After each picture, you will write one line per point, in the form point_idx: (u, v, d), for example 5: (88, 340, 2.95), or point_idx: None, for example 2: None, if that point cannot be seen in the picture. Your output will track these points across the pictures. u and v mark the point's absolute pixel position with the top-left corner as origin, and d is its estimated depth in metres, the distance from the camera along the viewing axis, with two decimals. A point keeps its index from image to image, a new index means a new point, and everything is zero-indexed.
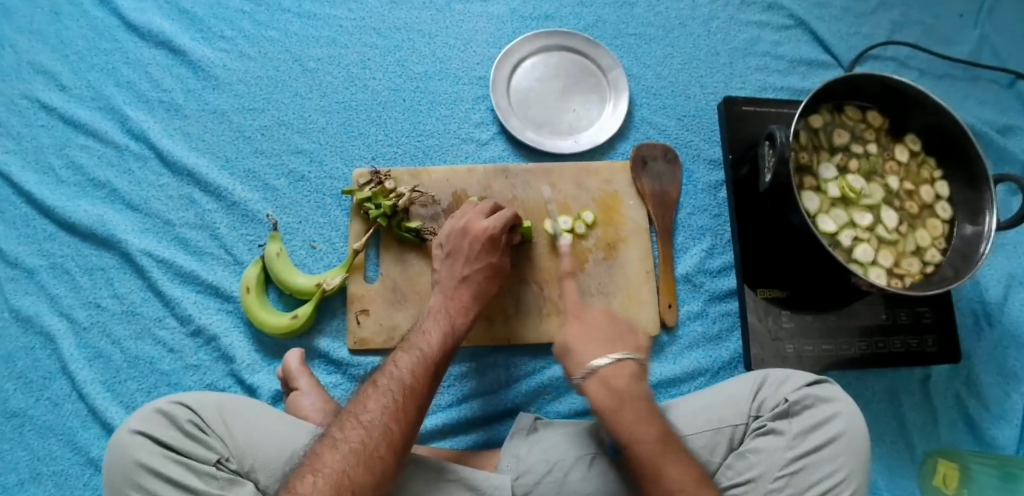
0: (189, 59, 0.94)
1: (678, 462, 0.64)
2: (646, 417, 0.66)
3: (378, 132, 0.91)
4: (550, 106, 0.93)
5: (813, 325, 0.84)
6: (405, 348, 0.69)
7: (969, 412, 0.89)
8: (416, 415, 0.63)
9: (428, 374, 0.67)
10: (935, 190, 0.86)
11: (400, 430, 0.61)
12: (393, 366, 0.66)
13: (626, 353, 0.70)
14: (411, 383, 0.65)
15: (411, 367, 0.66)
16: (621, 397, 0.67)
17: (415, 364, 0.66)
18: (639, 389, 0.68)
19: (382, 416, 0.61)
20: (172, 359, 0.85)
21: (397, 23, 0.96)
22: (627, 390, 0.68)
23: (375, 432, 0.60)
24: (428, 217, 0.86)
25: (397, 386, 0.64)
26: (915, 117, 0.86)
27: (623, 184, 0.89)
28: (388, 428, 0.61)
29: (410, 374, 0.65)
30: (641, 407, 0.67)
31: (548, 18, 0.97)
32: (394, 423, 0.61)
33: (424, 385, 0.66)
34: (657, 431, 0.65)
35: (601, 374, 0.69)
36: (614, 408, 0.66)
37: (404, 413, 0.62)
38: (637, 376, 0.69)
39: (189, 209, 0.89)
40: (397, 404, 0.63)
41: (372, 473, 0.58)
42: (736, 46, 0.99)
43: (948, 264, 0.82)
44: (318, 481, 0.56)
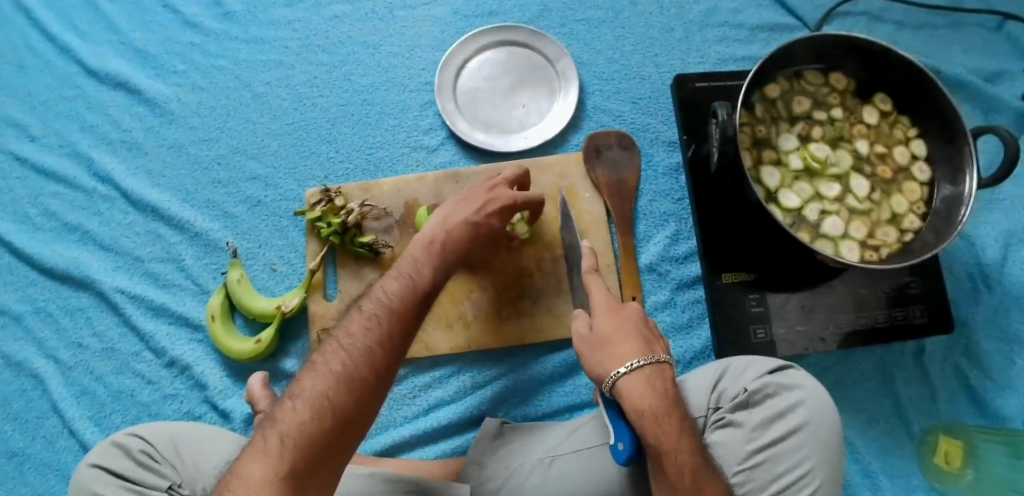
0: (146, 97, 0.95)
1: (711, 474, 0.62)
2: (686, 425, 0.64)
3: (329, 149, 0.91)
4: (499, 104, 0.90)
5: (787, 306, 0.80)
6: (393, 274, 0.65)
7: (969, 383, 0.85)
8: (403, 338, 0.60)
9: (417, 295, 0.63)
10: (911, 151, 0.80)
11: (384, 353, 0.58)
12: (378, 290, 0.63)
13: (661, 356, 0.68)
14: (396, 306, 0.61)
15: (398, 291, 0.62)
16: (671, 401, 0.64)
17: (402, 289, 0.63)
18: (676, 394, 0.66)
19: (367, 339, 0.58)
20: (151, 391, 0.87)
21: (341, 38, 0.95)
22: (668, 394, 0.65)
23: (357, 355, 0.57)
24: (382, 230, 0.86)
25: (379, 310, 0.60)
26: (882, 74, 0.80)
27: (578, 177, 0.86)
28: (370, 350, 0.58)
29: (395, 296, 0.62)
30: (681, 412, 0.64)
31: (492, 13, 0.94)
32: (377, 345, 0.58)
33: (412, 309, 0.62)
34: (694, 441, 0.63)
35: (643, 376, 0.65)
36: (666, 412, 0.63)
37: (388, 336, 0.59)
38: (671, 380, 0.67)
39: (156, 244, 0.91)
40: (381, 325, 0.59)
41: (354, 394, 0.56)
42: (692, 19, 0.94)
43: (929, 228, 0.77)
44: (300, 405, 0.55)
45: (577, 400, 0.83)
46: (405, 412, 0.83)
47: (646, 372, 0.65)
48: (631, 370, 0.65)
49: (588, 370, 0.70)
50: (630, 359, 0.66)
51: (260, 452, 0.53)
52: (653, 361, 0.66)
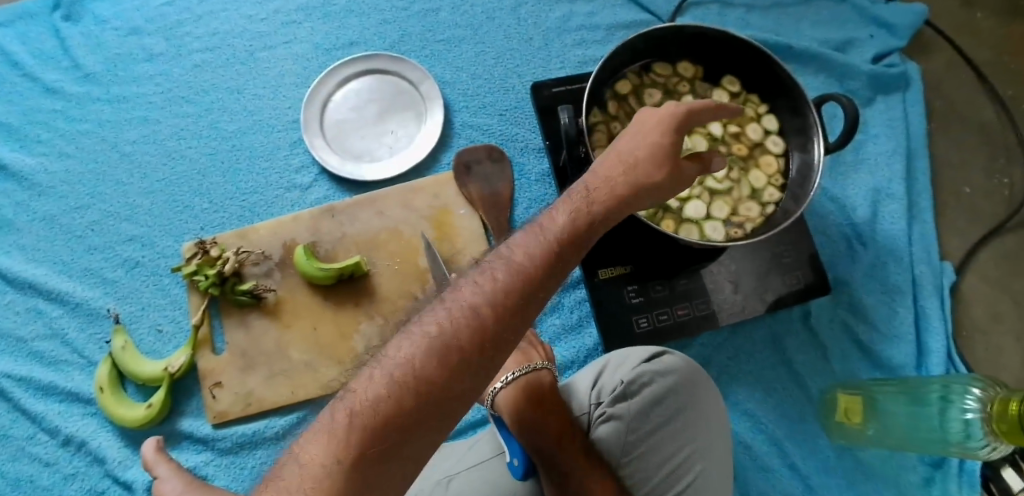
0: (11, 171, 0.93)
1: (598, 465, 0.63)
2: (569, 420, 0.66)
3: (201, 201, 0.89)
4: (368, 134, 0.91)
5: (668, 295, 0.82)
6: (482, 265, 0.47)
7: (860, 338, 0.88)
8: (484, 346, 0.43)
9: (513, 292, 0.45)
10: (763, 126, 0.83)
11: (449, 372, 0.41)
12: (460, 289, 0.45)
13: (539, 362, 0.72)
14: (486, 307, 0.44)
15: (490, 292, 0.44)
16: (549, 402, 0.67)
17: (500, 283, 0.45)
18: (558, 395, 0.69)
19: (427, 352, 0.42)
20: (51, 472, 0.86)
21: (205, 86, 0.95)
22: (549, 395, 0.68)
23: (433, 368, 0.41)
24: (263, 274, 0.85)
25: (460, 311, 0.43)
26: (726, 58, 0.83)
27: (451, 195, 0.86)
28: (428, 366, 0.41)
29: (493, 291, 0.45)
30: (563, 410, 0.67)
31: (352, 44, 0.95)
32: (446, 363, 0.41)
33: (507, 316, 0.44)
34: (578, 435, 0.65)
35: (519, 383, 0.69)
36: (542, 412, 0.66)
37: (466, 345, 0.42)
38: (551, 383, 0.70)
39: (37, 321, 0.89)
40: (470, 318, 0.43)
41: (394, 430, 0.39)
42: (549, 26, 0.96)
43: (786, 199, 0.79)
44: (312, 456, 0.38)
45: (478, 415, 0.84)
46: None
47: (519, 382, 0.69)
48: (506, 382, 0.69)
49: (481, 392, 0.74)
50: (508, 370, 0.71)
51: (319, 430, 0.39)
52: (529, 369, 0.70)
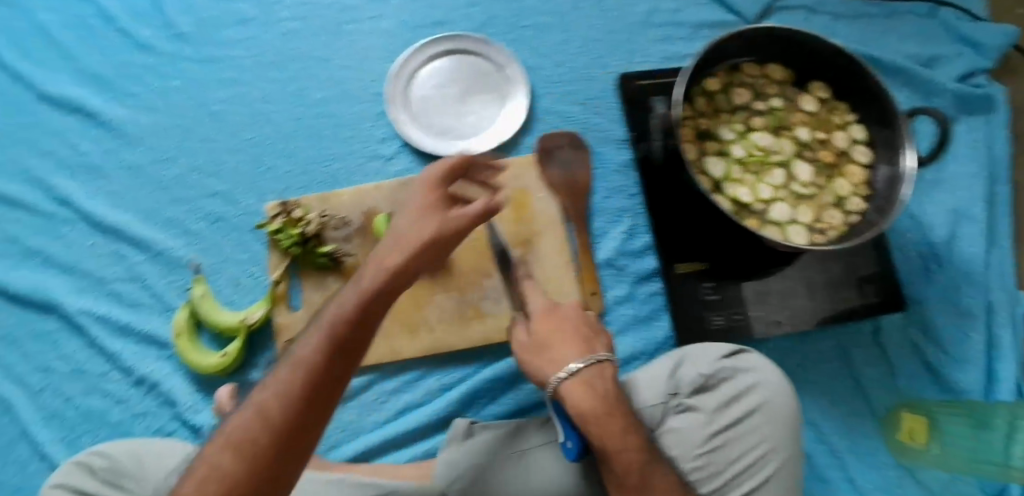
0: (102, 120, 0.94)
1: (660, 464, 0.64)
2: (630, 421, 0.65)
3: (286, 163, 0.91)
4: (452, 111, 0.91)
5: (742, 294, 0.83)
6: (305, 332, 0.54)
7: (928, 359, 0.87)
8: (298, 419, 0.50)
9: (319, 357, 0.51)
10: (850, 135, 0.82)
11: (268, 442, 0.49)
12: (276, 370, 0.52)
13: (602, 353, 0.67)
14: (274, 392, 0.51)
15: (279, 388, 0.50)
16: (613, 402, 0.65)
17: (300, 359, 0.51)
18: (619, 391, 0.66)
19: (245, 430, 0.50)
20: (121, 410, 0.89)
21: (293, 53, 0.94)
22: (612, 394, 0.65)
23: (234, 449, 0.49)
24: (343, 239, 0.87)
25: (262, 393, 0.51)
26: (816, 63, 0.82)
27: (531, 178, 0.87)
28: (257, 440, 0.49)
29: (291, 371, 0.51)
30: (625, 410, 0.65)
31: (439, 24, 0.94)
32: (262, 435, 0.49)
33: (338, 358, 0.52)
34: (640, 434, 0.65)
35: (583, 379, 0.65)
36: (606, 413, 0.64)
37: (274, 424, 0.49)
38: (613, 377, 0.67)
39: (118, 264, 0.92)
40: (289, 383, 0.51)
41: (263, 479, 0.49)
42: (633, 20, 0.94)
43: (871, 210, 0.79)
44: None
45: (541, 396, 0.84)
46: (374, 417, 0.85)
47: (585, 375, 0.65)
48: (571, 375, 0.65)
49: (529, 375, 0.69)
50: (572, 361, 0.66)
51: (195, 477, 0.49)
52: (593, 362, 0.66)
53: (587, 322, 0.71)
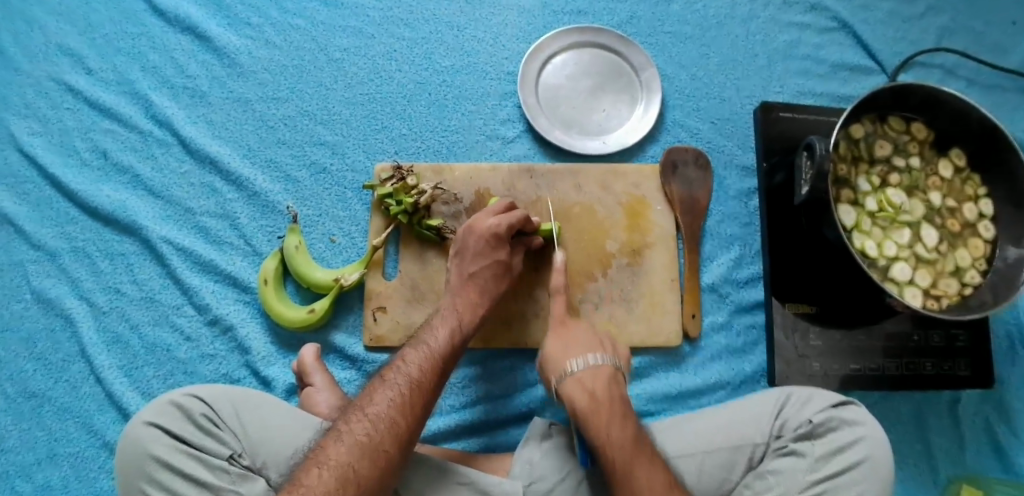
0: (215, 45, 0.91)
1: (650, 464, 0.64)
2: (618, 421, 0.66)
3: (402, 126, 0.90)
4: (579, 106, 0.91)
5: (841, 344, 0.82)
6: (412, 345, 0.70)
7: (997, 439, 0.85)
8: (423, 409, 0.66)
9: (417, 407, 0.65)
10: (980, 209, 0.81)
11: (407, 425, 0.63)
12: (401, 361, 0.68)
13: (597, 357, 0.70)
14: (419, 380, 0.67)
15: (376, 427, 0.62)
16: (601, 398, 0.67)
17: (422, 361, 0.68)
18: (614, 392, 0.68)
19: (387, 411, 0.63)
20: (189, 348, 0.82)
21: (426, 14, 0.94)
22: (603, 392, 0.68)
23: (380, 426, 0.62)
24: (449, 215, 0.84)
25: (381, 423, 0.63)
26: (963, 131, 0.82)
27: (651, 188, 0.87)
28: (393, 422, 0.63)
29: (417, 369, 0.67)
30: (616, 409, 0.67)
31: (581, 13, 0.95)
32: (401, 417, 0.63)
33: (408, 412, 0.64)
34: (629, 431, 0.66)
35: (577, 375, 0.69)
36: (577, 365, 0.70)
37: (409, 408, 0.64)
38: (611, 380, 0.69)
39: (209, 198, 0.87)
40: (396, 423, 0.63)
41: (393, 456, 0.62)
42: (776, 47, 0.96)
43: (988, 287, 0.78)
44: (325, 472, 0.58)
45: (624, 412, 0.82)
46: (451, 400, 0.82)
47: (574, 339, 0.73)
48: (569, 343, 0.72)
49: (540, 367, 0.74)
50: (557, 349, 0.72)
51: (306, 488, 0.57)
52: (591, 363, 0.70)
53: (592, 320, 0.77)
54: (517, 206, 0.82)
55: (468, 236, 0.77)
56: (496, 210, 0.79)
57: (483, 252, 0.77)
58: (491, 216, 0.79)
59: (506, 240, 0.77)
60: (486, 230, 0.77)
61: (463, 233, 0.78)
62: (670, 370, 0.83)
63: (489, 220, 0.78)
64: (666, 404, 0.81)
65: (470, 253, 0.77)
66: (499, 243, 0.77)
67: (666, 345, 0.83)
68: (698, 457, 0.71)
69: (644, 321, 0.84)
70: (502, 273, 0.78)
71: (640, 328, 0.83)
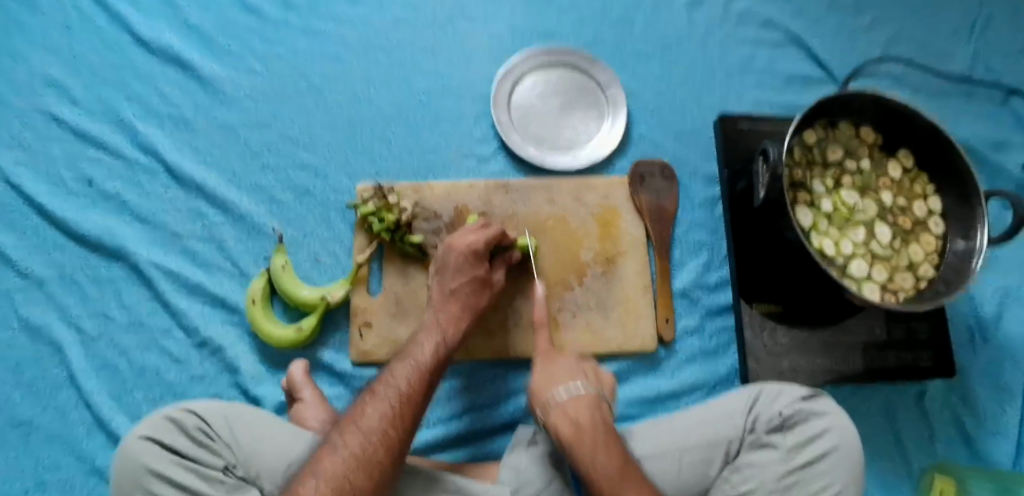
0: (198, 75, 0.95)
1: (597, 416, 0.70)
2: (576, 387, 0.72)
3: (382, 148, 0.94)
4: (551, 123, 0.96)
5: (808, 340, 0.86)
6: (399, 360, 0.73)
7: (963, 426, 0.89)
8: (413, 420, 0.68)
9: (407, 418, 0.68)
10: (928, 206, 0.86)
11: (398, 436, 0.66)
12: (391, 375, 0.71)
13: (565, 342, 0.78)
14: (408, 393, 0.69)
15: (369, 439, 0.65)
16: (561, 371, 0.74)
17: (410, 374, 0.71)
18: (578, 367, 0.75)
19: (379, 424, 0.66)
20: (179, 370, 0.84)
21: (402, 41, 0.98)
22: (563, 366, 0.75)
23: (373, 439, 0.65)
24: (430, 232, 0.88)
25: (373, 435, 0.65)
26: (908, 134, 0.87)
27: (621, 200, 0.91)
28: (386, 434, 0.66)
29: (406, 382, 0.70)
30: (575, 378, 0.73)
31: (549, 36, 1.00)
32: (392, 429, 0.66)
33: (399, 424, 0.67)
34: (615, 457, 0.67)
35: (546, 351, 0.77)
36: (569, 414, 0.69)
37: (400, 420, 0.67)
38: (594, 405, 0.71)
39: (196, 222, 0.90)
40: (387, 435, 0.66)
41: (386, 466, 0.64)
42: (735, 63, 1.01)
43: (940, 279, 0.82)
44: (321, 485, 0.61)
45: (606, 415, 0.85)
46: (438, 412, 0.85)
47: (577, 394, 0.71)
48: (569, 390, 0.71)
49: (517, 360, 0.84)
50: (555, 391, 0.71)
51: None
52: (574, 390, 0.71)
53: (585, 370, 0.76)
54: (493, 223, 0.86)
55: (448, 254, 0.81)
56: (473, 228, 0.83)
57: (462, 268, 0.80)
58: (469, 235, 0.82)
59: (484, 256, 0.81)
60: (465, 247, 0.80)
61: (443, 252, 0.82)
62: (648, 373, 0.87)
63: (468, 237, 0.81)
64: (644, 406, 0.85)
65: (449, 270, 0.80)
66: (477, 260, 0.80)
67: (642, 348, 0.87)
68: (677, 454, 0.74)
69: (620, 326, 0.87)
70: (482, 288, 0.81)
71: (617, 333, 0.87)
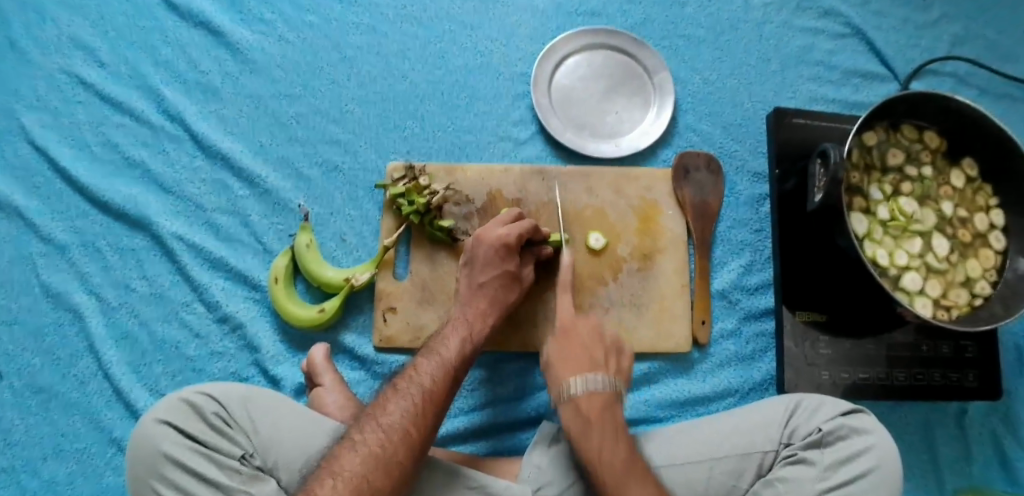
0: (227, 41, 0.91)
1: (642, 481, 0.64)
2: (611, 438, 0.66)
3: (414, 125, 0.89)
4: (592, 108, 0.91)
5: (850, 353, 0.82)
6: (425, 355, 0.70)
7: (1004, 450, 0.84)
8: (435, 420, 0.65)
9: (428, 419, 0.65)
10: (991, 219, 0.81)
11: (420, 434, 0.63)
12: (415, 371, 0.68)
13: (598, 380, 0.69)
14: (432, 389, 0.66)
15: (389, 439, 0.62)
16: (594, 425, 0.67)
17: (435, 370, 0.68)
18: (609, 417, 0.68)
19: (400, 421, 0.63)
20: (198, 345, 0.82)
21: (439, 13, 0.93)
22: (597, 419, 0.67)
23: (394, 437, 0.62)
24: (461, 216, 0.84)
25: (394, 435, 0.62)
26: (975, 140, 0.82)
27: (662, 193, 0.87)
28: (407, 432, 0.62)
29: (430, 378, 0.67)
30: (610, 432, 0.67)
31: (595, 14, 0.94)
32: (413, 427, 0.63)
33: (421, 426, 0.64)
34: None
35: (575, 399, 0.68)
36: (586, 431, 0.67)
37: (423, 418, 0.64)
38: (608, 404, 0.69)
39: (220, 195, 0.86)
40: (407, 438, 0.62)
41: (406, 466, 0.61)
42: (790, 53, 0.95)
43: (998, 299, 0.78)
44: (338, 484, 0.58)
45: (635, 414, 0.81)
46: (460, 403, 0.82)
47: (600, 397, 0.69)
48: (590, 390, 0.68)
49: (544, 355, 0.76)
50: (568, 380, 0.70)
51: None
52: (589, 383, 0.69)
53: (598, 345, 0.73)
54: (526, 216, 0.82)
55: (476, 247, 0.77)
56: (505, 221, 0.79)
57: (490, 259, 0.76)
58: (501, 226, 0.79)
59: (515, 251, 0.77)
60: (493, 239, 0.77)
61: (472, 243, 0.78)
62: (679, 376, 0.83)
63: (498, 230, 0.78)
64: (674, 410, 0.81)
65: (477, 264, 0.77)
66: (508, 256, 0.77)
67: (675, 350, 0.83)
68: (707, 464, 0.71)
69: (654, 326, 0.84)
70: (511, 282, 0.77)
71: (651, 333, 0.83)
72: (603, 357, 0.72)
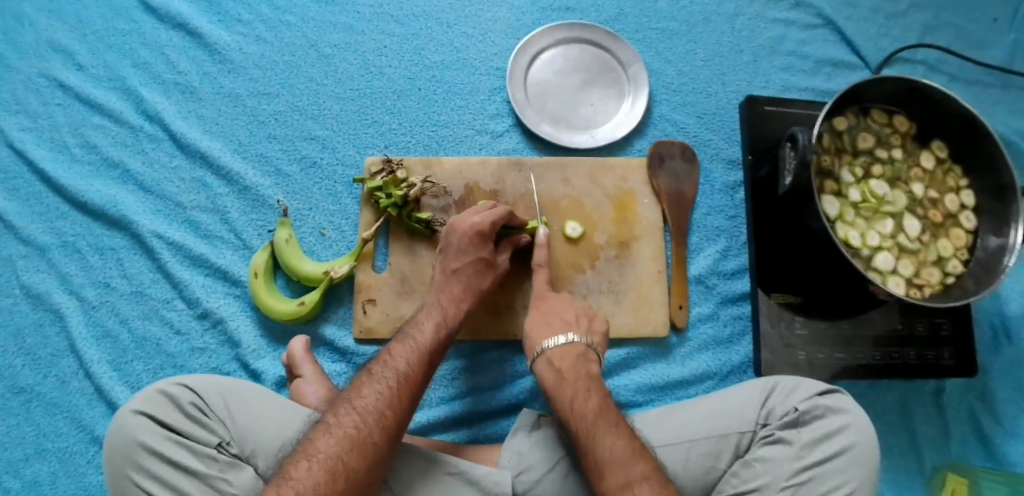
0: (206, 41, 0.92)
1: (613, 426, 0.65)
2: (584, 389, 0.68)
3: (392, 120, 0.90)
4: (568, 100, 0.93)
5: (826, 333, 0.83)
6: (400, 340, 0.71)
7: (982, 429, 0.85)
8: (411, 403, 0.66)
9: (403, 401, 0.65)
10: (961, 199, 0.82)
11: (395, 417, 0.63)
12: (389, 356, 0.68)
13: (573, 336, 0.73)
14: (406, 373, 0.67)
15: (365, 421, 0.62)
16: (567, 376, 0.70)
17: (409, 355, 0.69)
18: (582, 369, 0.71)
19: (375, 403, 0.63)
20: (179, 341, 0.82)
21: (416, 11, 0.95)
22: (569, 369, 0.71)
23: (369, 418, 0.62)
24: (439, 208, 0.85)
25: (370, 417, 0.62)
26: (943, 122, 0.83)
27: (638, 182, 0.88)
28: (382, 414, 0.63)
29: (404, 363, 0.68)
30: (582, 383, 0.69)
31: (569, 9, 0.96)
32: (388, 409, 0.63)
33: (397, 409, 0.64)
34: (621, 442, 0.64)
35: (549, 355, 0.72)
36: (558, 382, 0.70)
37: (398, 401, 0.65)
38: (582, 356, 0.72)
39: (200, 192, 0.87)
40: (383, 420, 0.63)
41: (383, 448, 0.62)
42: (762, 44, 0.97)
43: (970, 276, 0.79)
44: (314, 465, 0.58)
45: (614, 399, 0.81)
46: (440, 392, 0.83)
47: (574, 349, 0.72)
48: (565, 341, 0.72)
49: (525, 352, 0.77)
50: (543, 341, 0.73)
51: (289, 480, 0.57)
52: (562, 341, 0.73)
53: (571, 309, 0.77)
54: (502, 205, 0.83)
55: (453, 235, 0.78)
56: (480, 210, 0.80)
57: (466, 247, 0.77)
58: (476, 214, 0.80)
59: (491, 240, 0.78)
60: (468, 226, 0.77)
61: (449, 233, 0.79)
62: (658, 361, 0.84)
63: (473, 218, 0.79)
64: (653, 395, 0.82)
65: (453, 253, 0.77)
66: (484, 244, 0.77)
67: (653, 335, 0.84)
68: (684, 445, 0.71)
69: (632, 312, 0.84)
70: (487, 269, 0.78)
71: (629, 318, 0.84)
72: (575, 318, 0.76)
